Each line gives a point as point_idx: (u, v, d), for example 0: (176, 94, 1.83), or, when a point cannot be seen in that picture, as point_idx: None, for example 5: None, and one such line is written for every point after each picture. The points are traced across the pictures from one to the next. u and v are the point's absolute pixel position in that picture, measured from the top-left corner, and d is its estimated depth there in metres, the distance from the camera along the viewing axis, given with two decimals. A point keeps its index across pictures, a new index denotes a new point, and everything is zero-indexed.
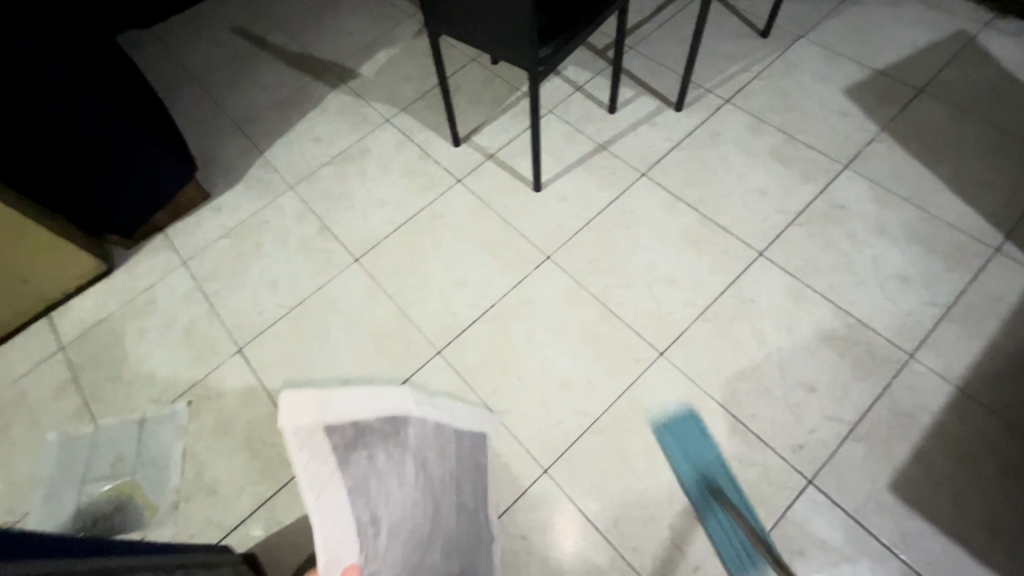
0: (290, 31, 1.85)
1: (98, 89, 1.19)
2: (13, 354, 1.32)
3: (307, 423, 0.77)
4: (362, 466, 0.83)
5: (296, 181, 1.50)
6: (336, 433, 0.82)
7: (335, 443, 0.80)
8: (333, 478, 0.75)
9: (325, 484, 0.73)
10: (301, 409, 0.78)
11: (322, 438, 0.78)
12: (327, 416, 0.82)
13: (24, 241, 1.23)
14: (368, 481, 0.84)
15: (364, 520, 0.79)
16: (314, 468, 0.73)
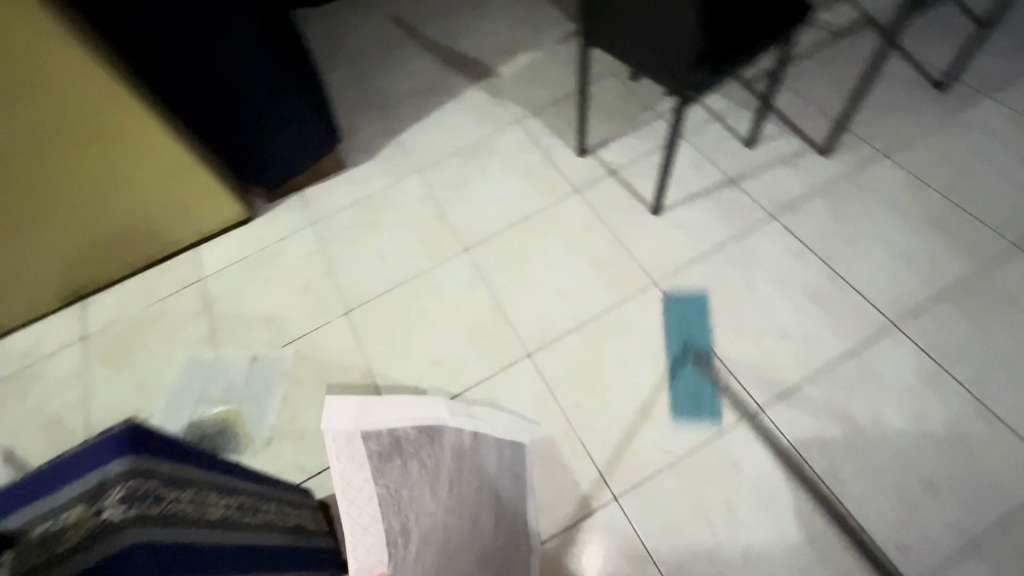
0: (441, 25, 1.95)
1: (277, 59, 1.33)
2: (165, 277, 1.52)
3: (348, 429, 0.73)
4: (397, 475, 0.78)
5: (423, 166, 1.58)
6: (377, 439, 0.78)
7: (373, 451, 0.75)
8: (360, 487, 0.70)
9: (354, 487, 0.69)
10: (338, 412, 0.73)
11: (360, 445, 0.74)
12: (365, 426, 0.76)
13: (191, 179, 1.42)
14: (404, 489, 0.78)
15: (395, 531, 0.72)
16: (346, 475, 0.69)
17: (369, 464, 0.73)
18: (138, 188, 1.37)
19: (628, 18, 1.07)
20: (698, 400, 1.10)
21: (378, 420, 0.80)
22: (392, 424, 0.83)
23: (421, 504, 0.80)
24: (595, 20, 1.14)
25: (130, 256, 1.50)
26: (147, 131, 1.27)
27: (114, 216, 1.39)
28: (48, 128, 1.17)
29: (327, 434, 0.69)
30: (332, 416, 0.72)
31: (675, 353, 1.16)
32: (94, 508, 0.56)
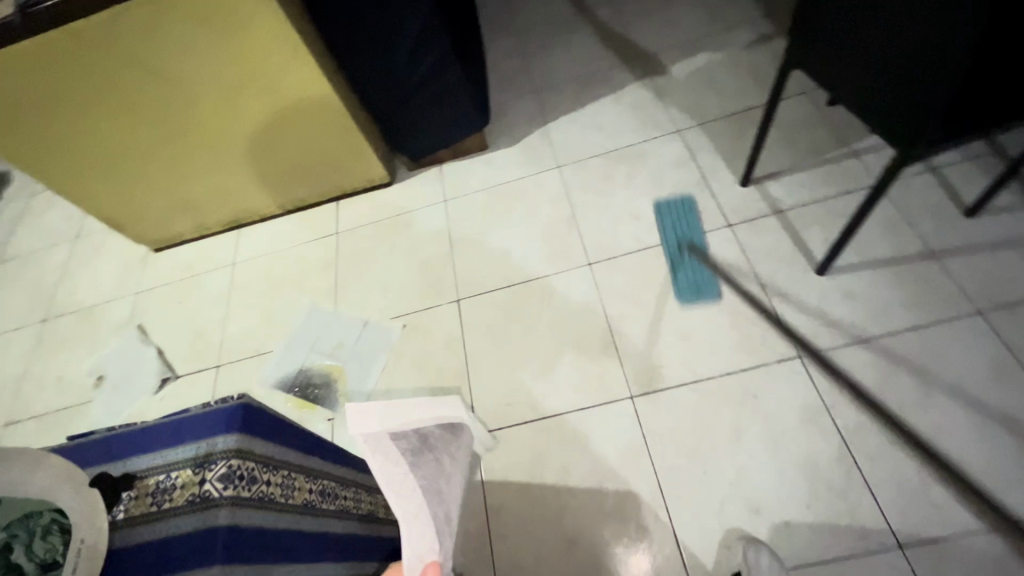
0: (618, 8, 1.81)
1: (447, 36, 1.31)
2: (308, 224, 1.63)
3: (375, 431, 0.86)
4: (428, 466, 0.98)
5: (565, 162, 1.50)
6: (404, 441, 0.95)
7: (403, 450, 0.92)
8: (402, 478, 0.86)
9: (398, 475, 0.86)
10: (368, 418, 0.84)
11: (390, 445, 0.89)
12: (391, 425, 0.90)
13: (345, 141, 1.47)
14: (433, 483, 0.97)
15: (440, 513, 0.94)
16: (388, 470, 0.84)
17: (401, 460, 0.89)
18: (300, 141, 1.46)
19: (865, 45, 0.87)
20: (698, 284, 1.19)
21: (401, 418, 0.93)
22: (413, 421, 0.96)
23: (443, 494, 1.00)
24: (819, 40, 0.95)
25: (282, 198, 1.62)
26: (317, 92, 1.33)
27: (276, 162, 1.51)
28: (237, 77, 1.27)
29: (359, 432, 0.81)
30: (358, 418, 0.83)
31: (669, 249, 1.25)
32: (198, 476, 0.61)
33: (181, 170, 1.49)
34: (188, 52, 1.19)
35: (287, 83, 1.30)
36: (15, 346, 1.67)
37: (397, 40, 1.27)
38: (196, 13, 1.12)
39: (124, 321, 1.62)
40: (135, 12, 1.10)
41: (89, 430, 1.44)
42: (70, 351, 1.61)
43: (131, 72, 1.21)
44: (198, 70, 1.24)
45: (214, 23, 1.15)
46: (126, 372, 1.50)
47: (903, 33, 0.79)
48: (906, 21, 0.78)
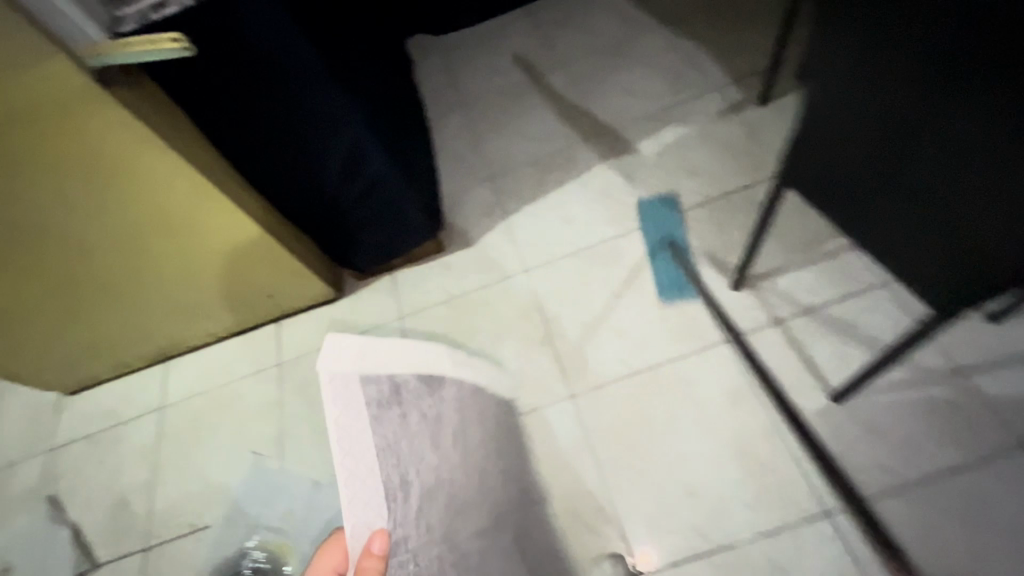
0: (571, 73, 1.65)
1: (383, 152, 1.12)
2: (244, 353, 1.42)
3: (346, 372, 0.72)
4: (392, 424, 0.78)
5: (533, 264, 1.33)
6: (372, 386, 0.77)
7: (372, 393, 0.76)
8: (359, 434, 0.67)
9: (344, 438, 0.66)
10: (342, 356, 0.73)
11: (358, 391, 0.72)
12: (366, 367, 0.78)
13: (276, 264, 1.26)
14: (397, 442, 0.79)
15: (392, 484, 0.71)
16: (341, 420, 0.65)
17: (372, 406, 0.74)
18: (223, 272, 1.25)
19: (895, 185, 0.72)
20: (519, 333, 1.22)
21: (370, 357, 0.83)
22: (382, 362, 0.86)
23: (405, 456, 0.79)
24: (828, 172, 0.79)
25: (211, 327, 1.40)
26: (233, 223, 1.12)
27: (198, 294, 1.29)
28: (135, 222, 1.05)
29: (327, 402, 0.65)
30: (335, 357, 0.72)
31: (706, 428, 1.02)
32: None
33: (83, 318, 1.25)
34: (57, 204, 0.97)
35: (199, 220, 1.09)
36: None
37: (322, 161, 1.08)
38: (67, 166, 0.90)
39: (32, 490, 1.36)
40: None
41: None
42: None
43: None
44: (83, 220, 1.01)
45: (94, 172, 0.93)
46: (33, 564, 1.24)
47: (962, 192, 0.64)
48: (968, 188, 0.63)
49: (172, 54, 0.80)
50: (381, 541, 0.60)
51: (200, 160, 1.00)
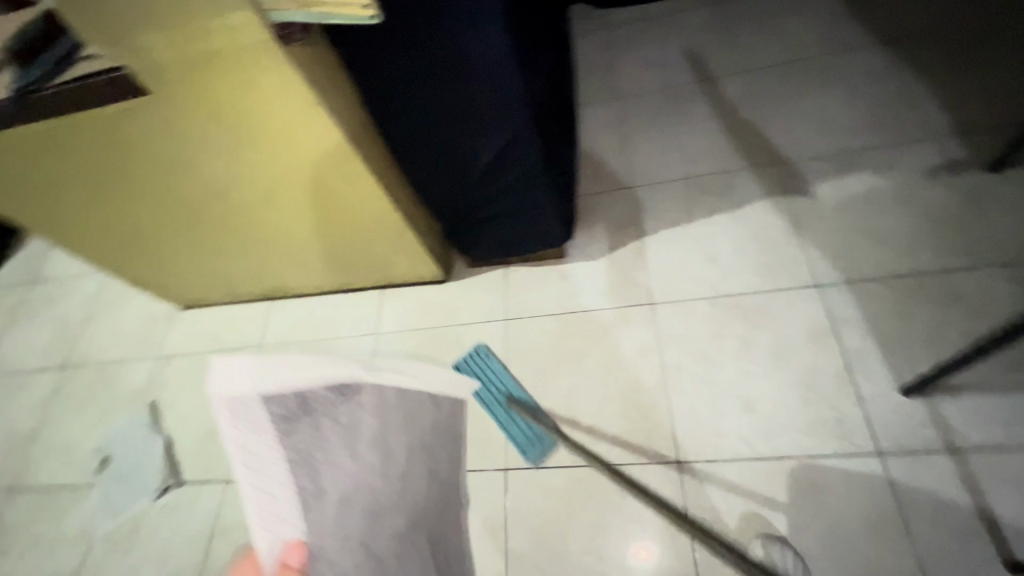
0: (750, 85, 1.44)
1: (540, 154, 1.01)
2: (345, 312, 1.41)
3: (247, 394, 0.69)
4: (303, 437, 0.77)
5: (661, 299, 1.20)
6: (276, 403, 0.73)
7: (273, 415, 0.72)
8: (266, 463, 0.69)
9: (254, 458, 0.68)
10: (239, 376, 0.69)
11: (260, 410, 0.70)
12: (268, 390, 0.72)
13: (397, 239, 1.21)
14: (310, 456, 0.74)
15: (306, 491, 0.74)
16: (248, 442, 0.68)
17: (270, 427, 0.71)
18: (343, 237, 1.21)
19: None
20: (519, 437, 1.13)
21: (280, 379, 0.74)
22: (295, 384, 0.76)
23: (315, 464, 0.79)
24: None
25: (319, 282, 1.39)
26: (369, 197, 1.06)
27: (315, 251, 1.26)
28: (276, 177, 1.01)
29: (225, 421, 0.66)
30: (229, 379, 0.68)
31: (490, 402, 1.17)
32: None
33: (209, 249, 1.27)
34: (211, 148, 0.94)
35: (335, 188, 1.04)
36: (27, 395, 1.54)
37: (476, 148, 0.98)
38: (228, 114, 0.86)
39: (138, 392, 1.45)
40: (154, 106, 0.86)
41: (81, 525, 1.29)
42: (77, 416, 1.46)
43: (151, 160, 0.98)
44: (231, 167, 0.99)
45: (251, 125, 0.89)
46: (130, 463, 1.34)
47: None
48: None
49: (331, 20, 0.72)
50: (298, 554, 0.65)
51: (353, 128, 0.93)
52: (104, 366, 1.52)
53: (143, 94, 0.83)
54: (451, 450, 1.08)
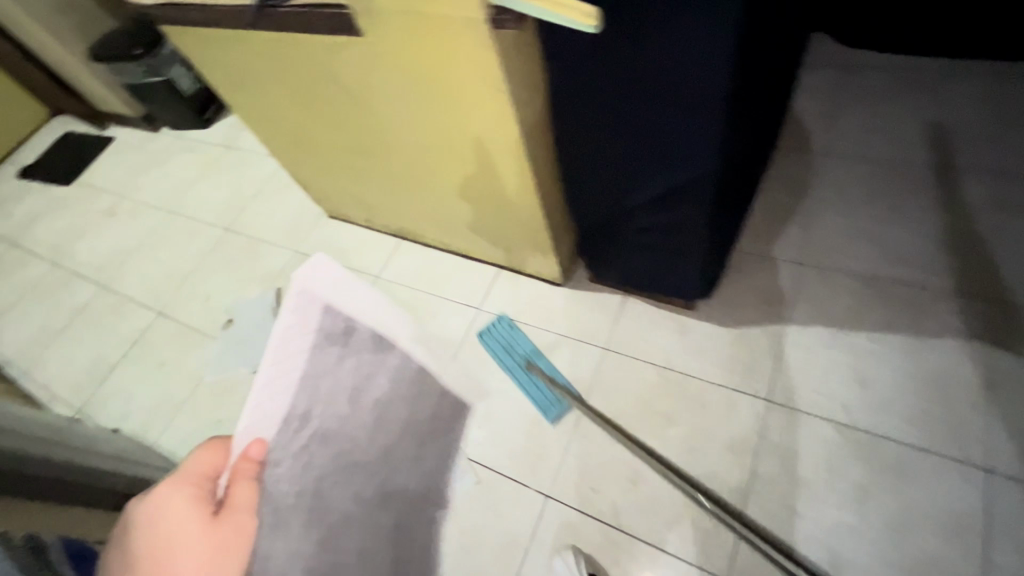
0: (1004, 195, 1.16)
1: (711, 209, 0.92)
2: (459, 276, 1.44)
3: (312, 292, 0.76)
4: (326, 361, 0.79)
5: (777, 401, 1.05)
6: (330, 318, 0.80)
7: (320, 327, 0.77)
8: (290, 354, 0.72)
9: (290, 351, 0.72)
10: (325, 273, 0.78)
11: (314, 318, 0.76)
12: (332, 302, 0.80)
13: (531, 232, 1.19)
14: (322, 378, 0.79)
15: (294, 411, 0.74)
16: (292, 336, 0.72)
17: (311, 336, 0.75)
18: (481, 213, 1.21)
19: None
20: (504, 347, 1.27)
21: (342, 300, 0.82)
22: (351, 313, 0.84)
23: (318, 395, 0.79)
24: None
25: (446, 239, 1.43)
26: (519, 187, 1.04)
27: (452, 214, 1.29)
28: (442, 142, 1.03)
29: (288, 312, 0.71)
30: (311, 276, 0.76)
31: (512, 367, 1.24)
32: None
33: (366, 177, 1.35)
34: (395, 98, 0.97)
35: (492, 170, 1.03)
36: (196, 241, 1.81)
37: (642, 180, 0.91)
38: (420, 76, 0.88)
39: (271, 276, 1.64)
40: (360, 50, 0.89)
41: (197, 366, 1.51)
42: (223, 274, 1.69)
43: (344, 92, 1.04)
44: (407, 119, 1.02)
45: (436, 92, 0.89)
46: (247, 332, 1.53)
47: None
48: None
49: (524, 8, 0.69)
50: (259, 449, 0.65)
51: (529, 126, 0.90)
52: (256, 241, 1.73)
53: (354, 36, 0.87)
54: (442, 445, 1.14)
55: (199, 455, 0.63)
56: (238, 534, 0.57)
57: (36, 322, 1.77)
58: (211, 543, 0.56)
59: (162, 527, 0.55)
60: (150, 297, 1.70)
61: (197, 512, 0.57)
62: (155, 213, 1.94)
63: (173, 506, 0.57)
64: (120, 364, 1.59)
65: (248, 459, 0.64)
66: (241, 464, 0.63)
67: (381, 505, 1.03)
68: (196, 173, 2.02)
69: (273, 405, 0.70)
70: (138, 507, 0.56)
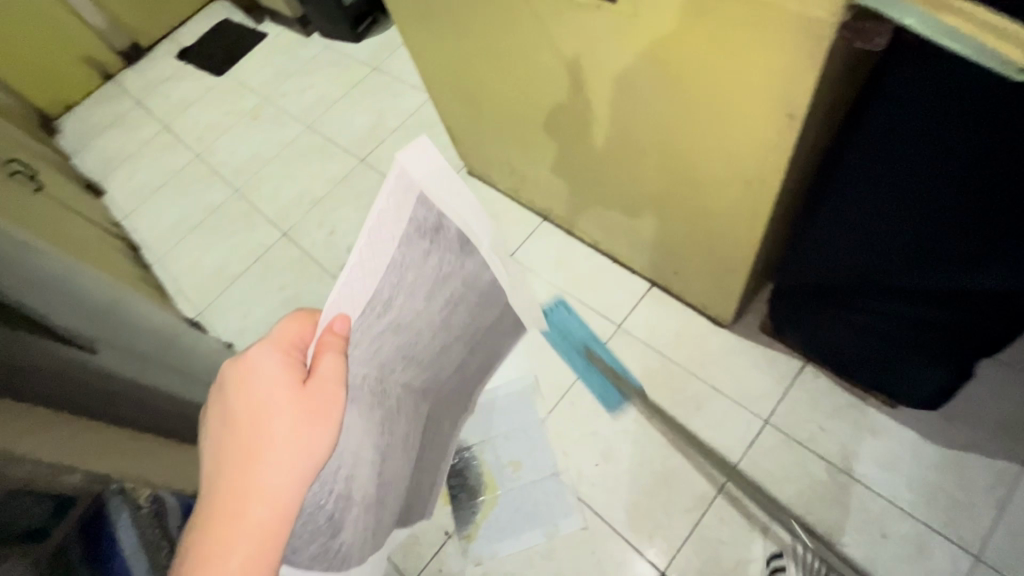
0: None
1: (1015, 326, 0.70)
2: (604, 281, 1.27)
3: (413, 180, 0.46)
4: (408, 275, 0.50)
5: (996, 564, 0.85)
6: (423, 210, 0.48)
7: (412, 219, 0.48)
8: (385, 247, 0.46)
9: (378, 251, 0.46)
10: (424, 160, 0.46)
11: (409, 209, 0.47)
12: (428, 191, 0.48)
13: (720, 268, 0.99)
14: (410, 273, 0.50)
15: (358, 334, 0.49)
16: (377, 229, 0.45)
17: (403, 229, 0.47)
18: (664, 223, 1.02)
19: None
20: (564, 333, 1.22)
21: (443, 192, 0.49)
22: (446, 209, 0.50)
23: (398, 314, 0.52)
24: None
25: (601, 236, 1.25)
26: (738, 221, 0.84)
27: (624, 214, 1.10)
28: (656, 140, 0.83)
29: (387, 198, 0.44)
30: (414, 158, 0.45)
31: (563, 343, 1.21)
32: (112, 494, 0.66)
33: (533, 148, 1.18)
34: (624, 81, 0.77)
35: (707, 187, 0.83)
36: (330, 165, 1.74)
37: (913, 270, 0.71)
38: (669, 63, 0.68)
39: None
40: (597, 16, 0.70)
41: (312, 302, 1.48)
42: (352, 209, 1.61)
43: (549, 56, 0.86)
44: (624, 108, 0.82)
45: (683, 86, 0.69)
46: None
47: None
48: None
49: (941, 42, 0.45)
50: (344, 325, 0.46)
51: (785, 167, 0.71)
52: None
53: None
54: (480, 360, 0.72)
55: (283, 328, 0.49)
56: (323, 412, 0.45)
57: (174, 211, 1.82)
58: (297, 418, 0.45)
59: (251, 398, 0.45)
60: (279, 214, 1.67)
61: (285, 383, 0.46)
62: (295, 125, 1.89)
63: (264, 379, 0.46)
64: (240, 277, 1.59)
65: (333, 334, 0.46)
66: (323, 338, 0.45)
67: (423, 395, 0.67)
68: (340, 91, 1.93)
69: (354, 299, 0.46)
70: (229, 373, 0.46)
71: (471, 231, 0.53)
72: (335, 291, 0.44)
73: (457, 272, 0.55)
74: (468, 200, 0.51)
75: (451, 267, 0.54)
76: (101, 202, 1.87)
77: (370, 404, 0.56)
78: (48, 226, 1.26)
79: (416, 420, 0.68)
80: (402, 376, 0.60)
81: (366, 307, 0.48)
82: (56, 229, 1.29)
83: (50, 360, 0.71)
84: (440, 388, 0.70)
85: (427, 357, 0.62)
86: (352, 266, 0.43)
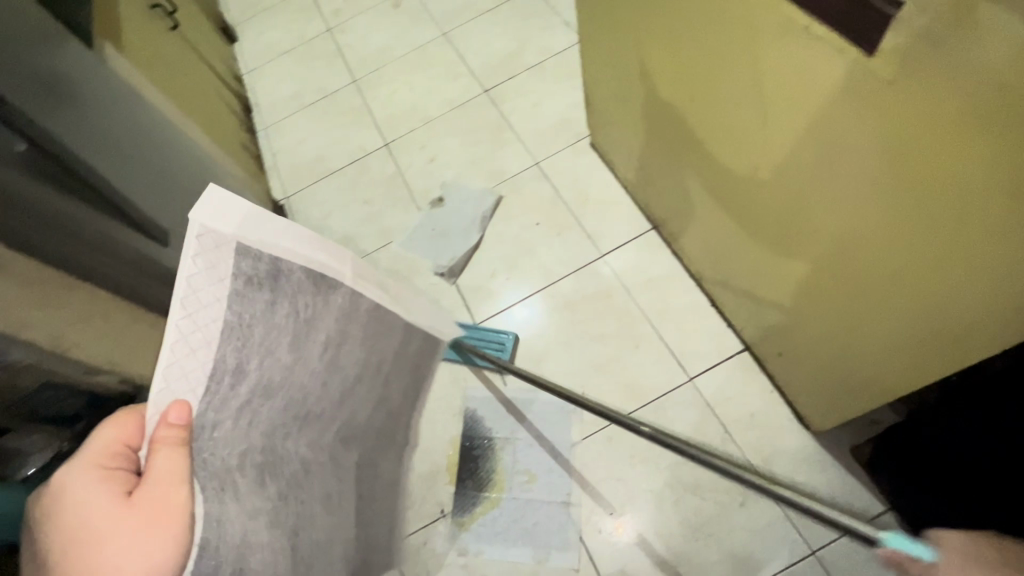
0: None
1: None
2: (692, 323, 1.14)
3: (223, 235, 0.41)
4: (257, 318, 0.44)
5: None
6: (248, 261, 0.43)
7: (236, 273, 0.42)
8: (206, 313, 0.41)
9: (201, 319, 0.41)
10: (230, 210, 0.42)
11: (228, 265, 0.42)
12: (248, 240, 0.43)
13: (837, 382, 0.83)
14: (257, 330, 0.44)
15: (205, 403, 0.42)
16: (197, 287, 0.41)
17: (226, 287, 0.42)
18: (792, 313, 0.86)
19: None
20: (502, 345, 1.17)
21: (268, 236, 0.44)
22: (278, 252, 0.44)
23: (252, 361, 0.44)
24: None
25: (709, 276, 1.10)
26: (893, 357, 0.67)
27: (747, 275, 0.95)
28: (830, 237, 0.66)
29: (191, 261, 0.40)
30: (212, 211, 0.41)
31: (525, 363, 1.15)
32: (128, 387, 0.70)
33: (670, 161, 1.01)
34: (826, 154, 0.60)
35: (893, 315, 0.63)
36: (452, 86, 1.62)
37: None
38: (896, 162, 0.51)
39: (500, 175, 1.43)
40: (827, 72, 0.54)
41: (391, 225, 1.43)
42: (459, 142, 1.51)
43: (737, 94, 0.70)
44: (807, 181, 0.65)
45: (903, 198, 0.53)
46: (446, 219, 1.37)
47: None
48: None
49: None
50: (183, 414, 0.41)
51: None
52: (505, 124, 1.50)
53: (864, 52, 0.49)
54: (405, 389, 0.56)
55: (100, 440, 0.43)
56: (167, 510, 0.41)
57: (293, 82, 1.79)
58: (135, 530, 0.40)
59: (64, 527, 0.40)
60: (388, 123, 1.60)
61: (106, 496, 0.41)
62: (431, 29, 1.76)
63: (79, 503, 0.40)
64: (334, 174, 1.56)
65: (169, 426, 0.41)
66: (157, 433, 0.41)
67: (342, 446, 0.51)
68: (487, 3, 1.75)
69: (191, 369, 0.41)
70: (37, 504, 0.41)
71: (323, 265, 0.46)
72: (156, 374, 0.40)
73: (326, 308, 0.47)
74: (303, 235, 0.46)
75: (312, 310, 0.46)
76: (229, 50, 1.86)
77: (254, 479, 0.45)
78: (172, 76, 1.25)
79: (343, 480, 0.52)
80: (300, 436, 0.48)
81: (209, 381, 0.42)
82: (179, 81, 1.28)
83: (105, 241, 0.69)
84: (365, 434, 0.53)
85: (326, 408, 0.49)
86: (169, 348, 0.41)
